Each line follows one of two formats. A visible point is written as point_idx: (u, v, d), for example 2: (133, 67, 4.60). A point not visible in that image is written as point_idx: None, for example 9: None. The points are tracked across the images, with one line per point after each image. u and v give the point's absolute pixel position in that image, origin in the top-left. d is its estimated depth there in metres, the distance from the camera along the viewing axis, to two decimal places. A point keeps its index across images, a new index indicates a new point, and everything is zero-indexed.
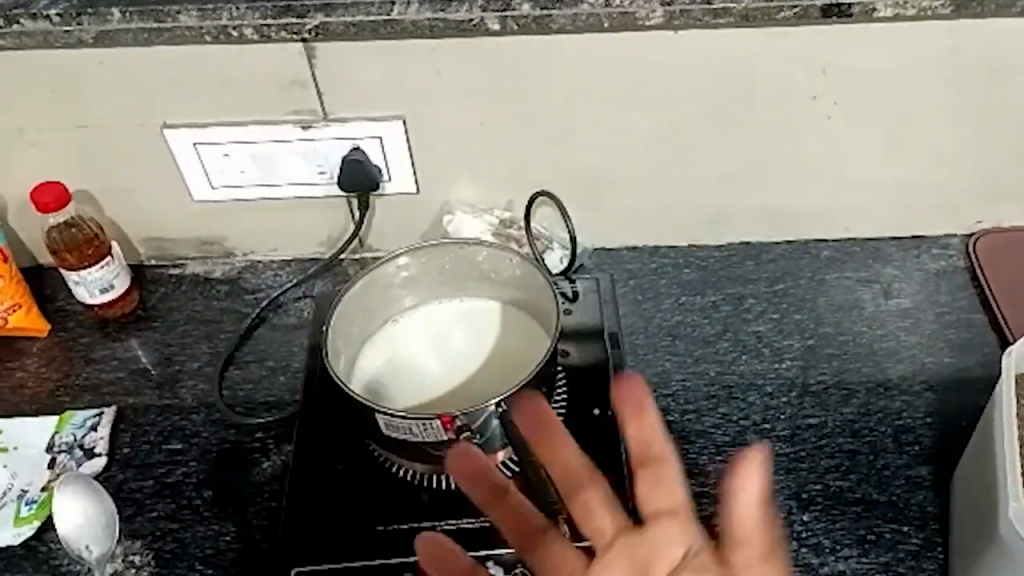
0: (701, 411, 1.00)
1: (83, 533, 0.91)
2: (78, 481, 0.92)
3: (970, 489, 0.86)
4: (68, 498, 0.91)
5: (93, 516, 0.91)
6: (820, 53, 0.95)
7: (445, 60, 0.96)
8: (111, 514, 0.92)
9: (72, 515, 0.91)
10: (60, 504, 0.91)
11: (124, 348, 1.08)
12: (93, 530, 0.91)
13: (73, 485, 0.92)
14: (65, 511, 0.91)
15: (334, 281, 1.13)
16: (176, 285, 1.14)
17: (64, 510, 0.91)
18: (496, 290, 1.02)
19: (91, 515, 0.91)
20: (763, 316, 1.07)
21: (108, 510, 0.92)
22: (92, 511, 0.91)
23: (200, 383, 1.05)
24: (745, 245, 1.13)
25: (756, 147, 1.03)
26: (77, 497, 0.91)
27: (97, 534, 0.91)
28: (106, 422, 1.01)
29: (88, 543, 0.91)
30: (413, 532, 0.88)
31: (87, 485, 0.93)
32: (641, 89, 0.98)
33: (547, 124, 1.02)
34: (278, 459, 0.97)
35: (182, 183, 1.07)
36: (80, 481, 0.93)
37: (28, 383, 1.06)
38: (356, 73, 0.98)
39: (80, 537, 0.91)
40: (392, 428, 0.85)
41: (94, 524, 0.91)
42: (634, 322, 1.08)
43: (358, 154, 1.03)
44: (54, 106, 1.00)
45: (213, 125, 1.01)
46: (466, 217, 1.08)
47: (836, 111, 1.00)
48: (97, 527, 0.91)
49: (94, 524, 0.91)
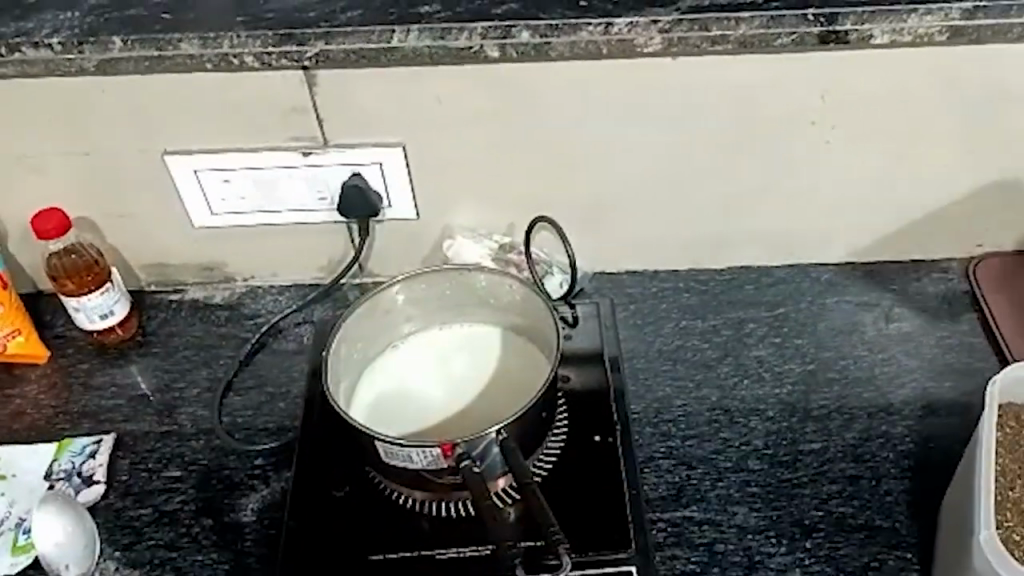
0: (702, 436, 0.99)
1: (62, 553, 0.91)
2: (58, 499, 0.93)
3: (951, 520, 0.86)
4: (48, 517, 0.91)
5: (72, 536, 0.91)
6: (817, 79, 0.96)
7: (445, 87, 0.97)
8: (91, 535, 0.93)
9: (52, 535, 0.91)
10: (39, 523, 0.91)
11: (123, 374, 1.08)
12: (72, 551, 0.91)
13: (53, 504, 0.92)
14: (44, 530, 0.91)
15: (334, 306, 1.13)
16: (176, 310, 1.14)
17: (44, 529, 0.91)
18: (496, 316, 1.02)
19: (71, 535, 0.91)
20: (763, 340, 1.07)
21: (89, 529, 0.93)
22: (72, 531, 0.91)
23: (200, 410, 1.04)
24: (745, 269, 1.13)
25: (754, 172, 1.04)
26: (57, 517, 0.91)
27: (77, 554, 0.91)
28: (105, 449, 1.01)
29: (67, 564, 0.91)
30: (413, 560, 0.87)
31: (67, 505, 0.93)
32: (639, 115, 0.99)
33: (546, 150, 1.02)
34: (277, 487, 0.97)
35: (183, 209, 1.07)
36: (59, 501, 0.93)
37: (27, 410, 1.06)
38: (357, 99, 0.98)
39: (59, 557, 0.90)
40: (391, 455, 0.85)
41: (74, 544, 0.91)
42: (634, 347, 1.08)
43: (358, 180, 1.04)
44: (56, 133, 1.01)
45: (214, 151, 1.02)
46: (467, 242, 1.09)
47: (834, 136, 1.00)
48: (76, 548, 0.91)
49: (74, 544, 0.91)
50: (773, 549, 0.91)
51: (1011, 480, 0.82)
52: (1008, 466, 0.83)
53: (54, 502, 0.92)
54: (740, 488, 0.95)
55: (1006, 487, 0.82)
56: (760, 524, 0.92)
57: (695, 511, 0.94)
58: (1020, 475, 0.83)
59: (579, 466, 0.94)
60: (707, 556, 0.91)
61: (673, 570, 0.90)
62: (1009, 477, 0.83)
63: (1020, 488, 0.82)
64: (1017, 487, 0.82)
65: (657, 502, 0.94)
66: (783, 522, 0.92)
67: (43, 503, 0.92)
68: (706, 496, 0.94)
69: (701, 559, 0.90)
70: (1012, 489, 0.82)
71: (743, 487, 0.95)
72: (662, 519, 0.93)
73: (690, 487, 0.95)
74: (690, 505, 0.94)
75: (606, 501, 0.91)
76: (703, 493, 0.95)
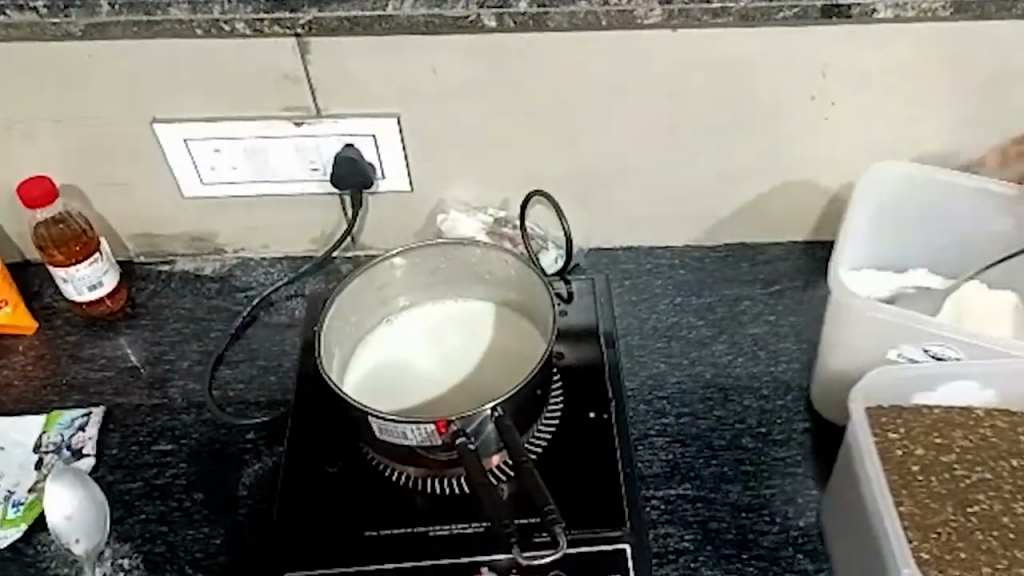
0: (696, 414, 0.99)
1: (72, 526, 0.90)
2: (66, 472, 0.91)
3: (845, 531, 0.86)
4: (58, 490, 0.90)
5: (82, 509, 0.90)
6: (819, 55, 0.95)
7: (441, 57, 0.95)
8: (102, 507, 0.92)
9: (62, 508, 0.90)
10: (48, 496, 0.90)
11: (112, 346, 1.07)
12: (82, 523, 0.90)
13: (63, 477, 0.91)
14: (53, 504, 0.89)
15: (326, 280, 1.11)
16: (165, 281, 1.12)
17: (53, 503, 0.90)
18: (491, 291, 1.00)
19: (81, 508, 0.90)
20: (759, 318, 1.06)
21: (97, 502, 0.92)
22: (82, 504, 0.90)
23: (190, 382, 1.03)
24: (742, 246, 1.12)
25: (753, 148, 1.02)
26: (66, 490, 0.90)
27: (87, 527, 0.90)
28: (94, 422, 1.00)
29: (78, 537, 0.90)
30: (407, 536, 0.87)
31: (77, 478, 0.92)
32: (638, 89, 0.97)
33: (542, 123, 1.01)
34: (269, 461, 0.96)
35: (172, 178, 1.05)
36: (67, 474, 0.91)
37: (15, 381, 1.04)
38: (350, 69, 0.96)
39: (70, 530, 0.90)
40: (385, 431, 0.84)
41: (84, 517, 0.90)
42: (629, 323, 1.07)
43: (351, 151, 1.02)
44: (42, 99, 0.98)
45: (204, 120, 1.00)
46: (461, 215, 1.07)
47: (834, 112, 0.99)
48: (87, 521, 0.90)
49: (84, 517, 0.90)
50: (767, 528, 0.91)
51: (899, 495, 0.81)
52: (893, 479, 0.82)
53: (62, 475, 0.91)
54: (734, 466, 0.95)
55: (896, 504, 0.81)
56: (754, 502, 0.92)
57: (689, 488, 0.93)
58: (905, 487, 0.82)
59: (573, 444, 0.93)
60: (701, 533, 0.91)
61: (667, 548, 0.90)
62: (896, 492, 0.81)
63: (910, 502, 0.81)
64: (906, 501, 0.81)
65: (651, 480, 0.94)
66: (777, 500, 0.93)
67: (52, 476, 0.91)
68: (700, 474, 0.94)
69: (695, 536, 0.90)
70: (902, 504, 0.81)
71: (737, 465, 0.95)
72: (656, 496, 0.93)
73: (684, 465, 0.95)
74: (684, 482, 0.94)
75: (601, 478, 0.91)
76: (697, 471, 0.95)
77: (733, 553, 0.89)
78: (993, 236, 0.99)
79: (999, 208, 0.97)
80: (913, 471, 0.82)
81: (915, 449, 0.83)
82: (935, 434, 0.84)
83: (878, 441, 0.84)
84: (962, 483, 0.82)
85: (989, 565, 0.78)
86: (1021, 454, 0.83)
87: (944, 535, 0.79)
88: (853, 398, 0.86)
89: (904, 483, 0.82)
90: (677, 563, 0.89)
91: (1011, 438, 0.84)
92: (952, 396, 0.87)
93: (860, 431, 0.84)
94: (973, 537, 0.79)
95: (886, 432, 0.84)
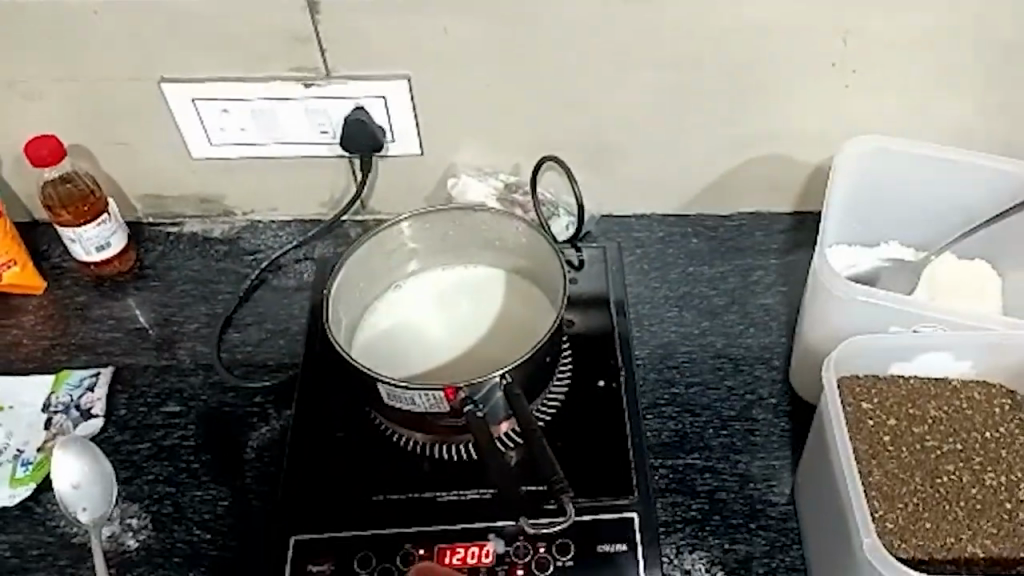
0: (706, 384, 0.98)
1: (79, 496, 0.88)
2: (76, 441, 0.89)
3: (817, 504, 0.84)
4: (65, 459, 0.88)
5: (89, 480, 0.88)
6: (840, 20, 0.92)
7: (454, 19, 0.93)
8: (110, 479, 0.89)
9: (69, 477, 0.88)
10: (55, 464, 0.88)
11: (121, 307, 1.07)
12: (89, 493, 0.88)
13: (72, 446, 0.89)
14: (60, 472, 0.88)
15: (335, 244, 1.10)
16: (174, 243, 1.12)
17: (61, 471, 0.88)
18: (501, 258, 0.99)
19: (87, 478, 0.88)
20: (771, 289, 1.05)
21: (106, 474, 0.89)
22: (89, 475, 0.88)
23: (199, 345, 1.03)
24: (756, 215, 1.11)
25: (770, 116, 1.00)
26: (74, 459, 0.88)
27: (94, 498, 0.88)
28: (103, 383, 1.00)
29: (85, 506, 0.88)
30: (415, 502, 0.87)
31: (86, 447, 0.89)
32: (653, 53, 0.95)
33: (554, 87, 0.99)
34: (276, 424, 0.96)
35: (181, 139, 1.04)
36: (76, 443, 0.89)
37: (24, 341, 1.04)
38: (361, 29, 0.94)
39: (76, 499, 0.88)
40: (393, 397, 0.84)
41: (91, 488, 0.88)
42: (640, 292, 1.06)
43: (361, 114, 1.01)
44: (48, 57, 0.97)
45: (213, 81, 0.98)
46: (472, 180, 1.06)
47: (853, 80, 0.97)
48: (93, 491, 0.88)
49: (91, 488, 0.88)
50: (775, 498, 0.91)
51: (869, 466, 0.80)
52: (863, 449, 0.81)
53: (71, 444, 0.89)
54: (743, 437, 0.94)
55: (864, 474, 0.80)
56: (762, 472, 0.92)
57: (698, 458, 0.93)
58: (875, 457, 0.81)
59: (582, 412, 0.93)
60: (709, 503, 0.90)
61: (674, 517, 0.89)
62: (866, 463, 0.81)
63: (879, 472, 0.80)
64: (875, 472, 0.80)
65: (659, 449, 0.94)
66: (786, 471, 0.92)
67: (60, 444, 0.89)
68: (709, 444, 0.94)
69: (702, 506, 0.90)
70: (871, 475, 0.80)
71: (747, 436, 0.94)
72: (664, 466, 0.93)
73: (692, 434, 0.95)
74: (692, 452, 0.93)
75: (609, 446, 0.90)
76: (706, 441, 0.94)
77: (740, 522, 0.89)
78: (961, 206, 0.98)
79: (973, 175, 0.96)
80: (884, 441, 0.82)
81: (888, 419, 0.83)
82: (908, 405, 0.84)
83: (851, 411, 0.83)
84: (932, 455, 0.81)
85: (954, 534, 0.77)
86: (995, 427, 0.83)
87: (910, 505, 0.78)
88: (828, 368, 0.83)
89: (874, 453, 0.81)
90: (684, 532, 0.89)
91: (986, 411, 0.84)
92: (925, 367, 0.86)
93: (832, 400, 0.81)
94: (940, 507, 0.78)
95: (860, 402, 0.84)
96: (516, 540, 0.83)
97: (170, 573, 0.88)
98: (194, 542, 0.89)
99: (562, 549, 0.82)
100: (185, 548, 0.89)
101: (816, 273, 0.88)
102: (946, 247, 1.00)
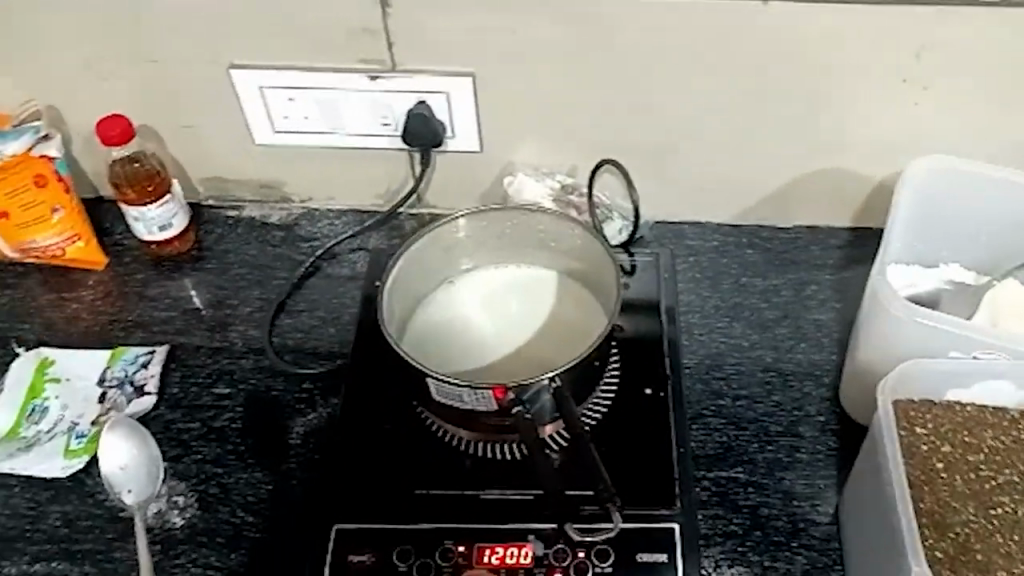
0: (754, 398, 0.97)
1: (125, 478, 0.92)
2: (127, 424, 0.93)
3: (864, 526, 0.83)
4: (115, 441, 0.92)
5: (136, 463, 0.92)
6: (914, 35, 0.91)
7: (521, 19, 0.93)
8: (156, 462, 0.93)
9: (117, 459, 0.92)
10: (105, 446, 0.92)
11: (178, 287, 1.09)
12: (134, 476, 0.92)
13: (122, 429, 0.93)
14: (110, 454, 0.92)
15: (389, 235, 1.11)
16: (232, 227, 1.13)
17: (110, 452, 0.92)
18: (554, 260, 0.99)
19: (134, 461, 0.92)
20: (825, 305, 1.04)
21: (152, 457, 0.93)
22: (136, 458, 0.92)
23: (251, 328, 1.05)
24: (814, 229, 1.09)
25: (836, 130, 0.99)
26: (124, 442, 0.92)
27: (139, 480, 0.92)
28: (157, 360, 1.02)
29: (130, 488, 0.92)
30: (455, 497, 0.87)
31: (135, 431, 0.93)
32: (719, 61, 0.95)
33: (617, 91, 0.98)
34: (323, 412, 0.97)
35: (246, 126, 1.06)
36: (127, 426, 0.94)
37: (83, 315, 1.07)
38: (430, 25, 0.95)
39: (123, 481, 0.92)
40: (443, 393, 0.84)
41: (137, 470, 0.92)
42: (691, 301, 1.05)
43: (423, 109, 1.01)
44: (123, 39, 0.99)
45: (280, 69, 1.00)
46: (529, 180, 1.06)
47: (923, 97, 0.95)
48: (139, 474, 0.92)
49: (137, 471, 0.92)
50: (818, 518, 0.89)
51: (920, 492, 0.79)
52: (915, 475, 0.80)
53: (121, 427, 0.93)
54: (789, 453, 0.93)
55: (916, 500, 0.79)
56: (807, 491, 0.91)
57: (742, 472, 0.92)
58: (928, 484, 0.79)
59: (627, 418, 0.92)
60: (751, 518, 0.89)
61: (714, 530, 0.89)
62: (918, 489, 0.79)
63: (931, 500, 0.79)
64: (927, 499, 0.79)
65: (703, 460, 0.93)
66: (831, 491, 0.91)
67: (110, 427, 0.93)
68: (753, 459, 0.93)
69: (745, 521, 0.89)
70: (922, 502, 0.79)
71: (792, 452, 0.93)
72: (707, 477, 0.92)
73: (737, 447, 0.94)
74: (736, 465, 0.92)
75: (653, 455, 0.90)
76: (751, 455, 0.93)
77: (782, 540, 0.88)
78: None
79: None
80: (936, 468, 0.80)
81: (941, 446, 0.81)
82: (963, 432, 0.82)
83: (904, 434, 0.81)
84: (987, 484, 0.79)
85: (1006, 568, 0.76)
86: None
87: (961, 535, 0.77)
88: (883, 391, 0.82)
89: (926, 480, 0.80)
90: (724, 545, 0.88)
91: None
92: (986, 394, 0.84)
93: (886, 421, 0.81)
94: (992, 539, 0.77)
95: (914, 426, 0.82)
96: (556, 543, 0.83)
97: (213, 551, 0.90)
98: (238, 523, 0.91)
99: (601, 555, 0.83)
100: (229, 529, 0.91)
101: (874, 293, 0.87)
102: (1010, 270, 0.98)
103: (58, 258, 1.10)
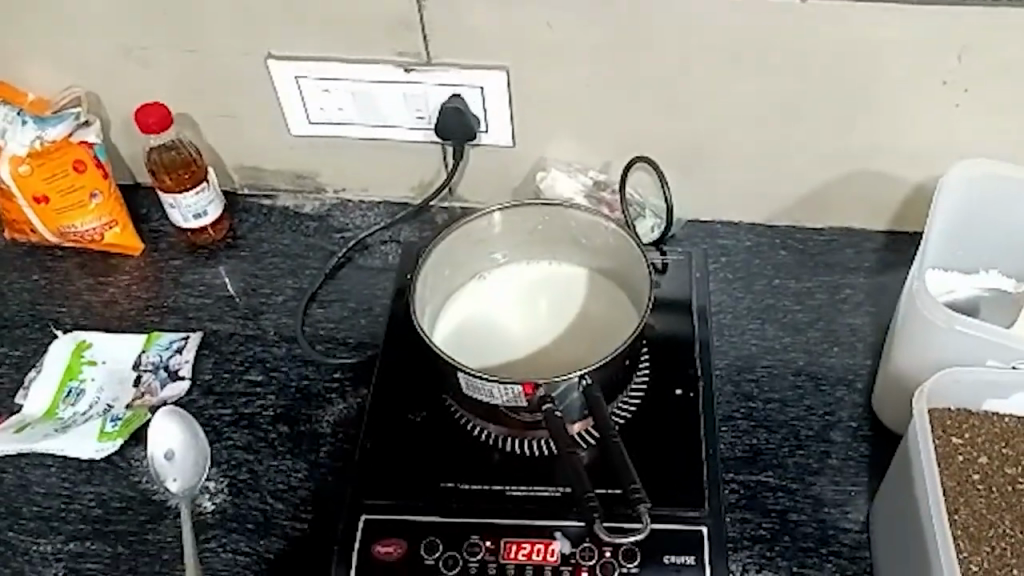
0: (785, 401, 0.96)
1: (172, 465, 0.93)
2: (176, 411, 0.95)
3: (894, 535, 0.83)
4: (163, 426, 0.94)
5: (183, 450, 0.94)
6: (957, 36, 0.89)
7: (559, 12, 0.93)
8: (204, 451, 0.94)
9: (164, 446, 0.93)
10: (154, 431, 0.93)
11: (213, 274, 1.10)
12: (180, 464, 0.93)
13: (172, 415, 0.94)
14: (157, 439, 0.93)
15: (421, 227, 1.11)
16: (266, 216, 1.14)
17: (157, 438, 0.93)
18: (586, 257, 0.99)
19: (181, 449, 0.94)
20: (859, 308, 1.03)
21: (198, 445, 0.94)
22: (183, 446, 0.94)
23: (283, 317, 1.06)
24: (850, 232, 1.07)
25: (875, 129, 0.97)
26: (172, 428, 0.94)
27: (185, 469, 0.93)
28: (191, 346, 1.03)
29: (176, 476, 0.93)
30: (483, 492, 0.88)
31: (184, 418, 0.95)
32: (759, 59, 0.94)
33: (653, 87, 0.98)
34: (353, 402, 0.98)
35: (282, 116, 1.06)
36: (176, 413, 0.95)
37: (119, 299, 1.08)
38: (466, 17, 0.95)
39: (169, 468, 0.93)
40: (472, 388, 0.85)
41: (184, 458, 0.94)
42: (723, 301, 1.04)
43: (457, 102, 1.01)
44: (164, 27, 1.00)
45: (317, 60, 1.00)
46: (562, 176, 1.05)
47: (965, 99, 0.94)
48: (186, 463, 0.93)
49: (184, 458, 0.94)
50: (849, 525, 0.89)
51: (956, 503, 0.79)
52: (950, 485, 0.80)
53: (170, 413, 0.94)
54: (819, 459, 0.92)
55: (951, 511, 0.79)
56: (837, 497, 0.90)
57: (770, 477, 0.91)
58: (963, 496, 0.80)
59: (655, 418, 0.92)
60: (780, 523, 0.89)
61: (742, 533, 0.88)
62: (953, 500, 0.80)
63: (966, 512, 0.79)
64: (962, 510, 0.79)
65: (731, 463, 0.92)
66: (862, 498, 0.90)
67: (161, 411, 0.94)
68: (783, 463, 0.92)
69: (774, 525, 0.89)
70: (957, 513, 0.79)
71: (822, 458, 0.92)
72: (735, 480, 0.91)
73: (767, 451, 0.93)
74: (765, 469, 0.92)
75: (682, 455, 0.90)
76: (780, 459, 0.92)
77: (810, 547, 0.88)
78: None
79: None
80: (972, 479, 0.80)
81: (979, 458, 0.82)
82: (1002, 444, 0.82)
83: (940, 444, 0.82)
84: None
85: None
86: None
87: (997, 549, 0.77)
88: (918, 398, 0.82)
89: (962, 491, 0.80)
90: (752, 550, 0.88)
91: None
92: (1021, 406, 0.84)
93: (920, 433, 0.80)
94: None
95: (950, 435, 0.82)
96: (583, 542, 0.83)
97: (243, 537, 0.91)
98: (268, 510, 0.92)
99: (628, 555, 0.82)
100: (258, 515, 0.92)
101: (908, 300, 0.87)
102: None
103: (96, 243, 1.11)
